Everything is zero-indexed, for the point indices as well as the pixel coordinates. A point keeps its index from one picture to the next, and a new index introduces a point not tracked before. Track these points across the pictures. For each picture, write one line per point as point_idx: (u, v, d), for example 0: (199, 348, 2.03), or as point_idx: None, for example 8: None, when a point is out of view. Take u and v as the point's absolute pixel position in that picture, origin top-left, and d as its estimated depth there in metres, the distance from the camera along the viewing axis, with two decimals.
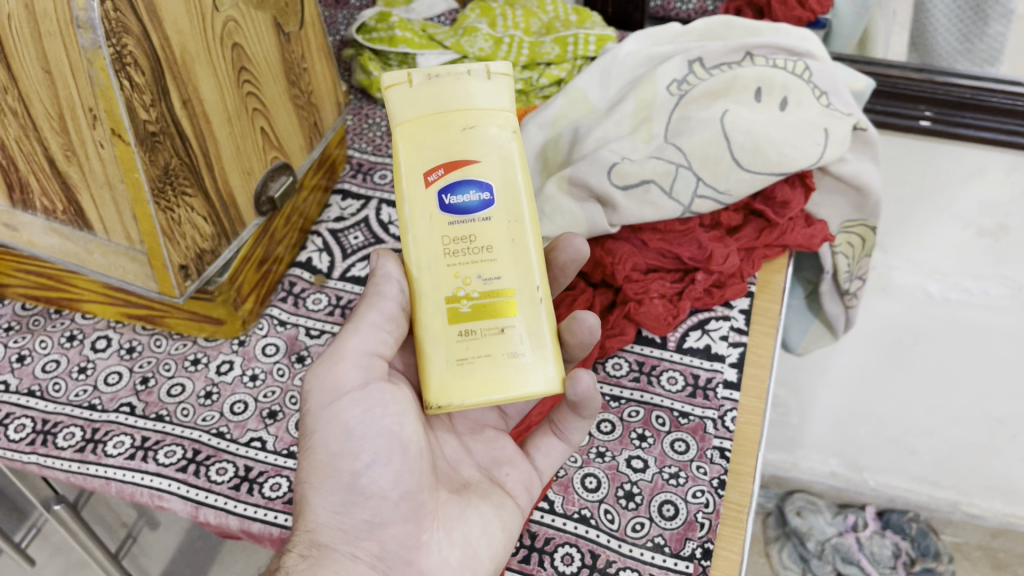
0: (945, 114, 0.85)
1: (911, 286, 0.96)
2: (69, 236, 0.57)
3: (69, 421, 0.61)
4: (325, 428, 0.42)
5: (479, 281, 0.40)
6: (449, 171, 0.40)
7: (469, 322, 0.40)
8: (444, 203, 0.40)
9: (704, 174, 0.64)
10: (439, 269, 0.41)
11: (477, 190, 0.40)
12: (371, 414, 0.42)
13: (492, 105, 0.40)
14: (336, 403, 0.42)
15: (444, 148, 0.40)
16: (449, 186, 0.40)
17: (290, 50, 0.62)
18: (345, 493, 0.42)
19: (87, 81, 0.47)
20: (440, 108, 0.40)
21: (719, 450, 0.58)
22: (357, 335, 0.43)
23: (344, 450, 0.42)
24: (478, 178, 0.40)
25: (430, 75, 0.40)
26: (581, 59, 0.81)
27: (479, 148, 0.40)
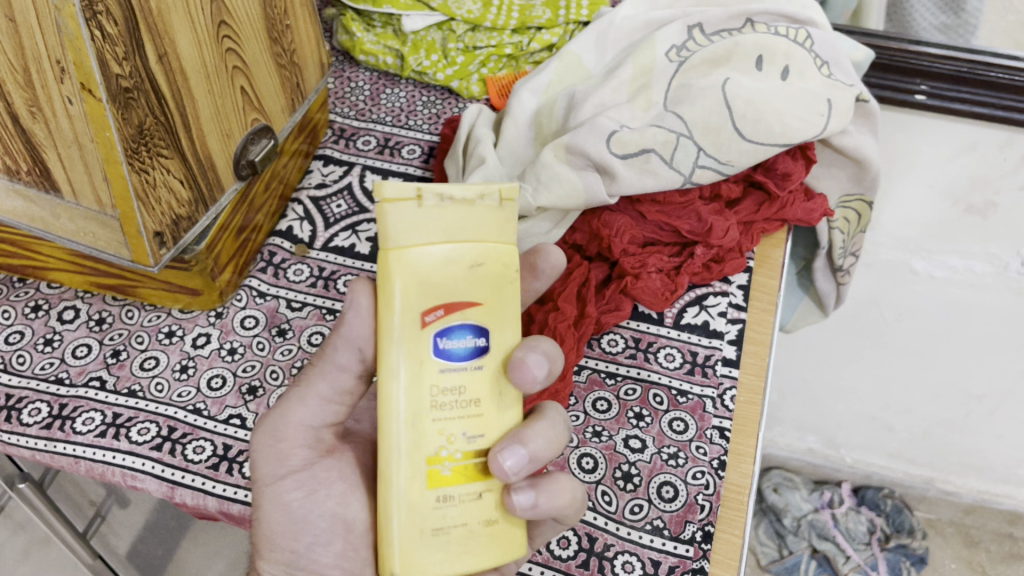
0: (939, 88, 0.78)
1: (894, 262, 0.92)
2: (34, 199, 0.53)
3: (35, 397, 0.57)
4: (269, 507, 0.42)
5: (462, 439, 0.35)
6: (446, 314, 0.34)
7: (449, 487, 0.35)
8: (437, 347, 0.34)
9: (705, 144, 0.61)
10: (414, 428, 0.34)
11: (470, 336, 0.35)
12: (312, 497, 0.41)
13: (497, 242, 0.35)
14: (279, 483, 0.42)
15: (446, 287, 0.34)
16: (447, 328, 0.34)
17: (273, 5, 0.58)
18: (289, 561, 0.42)
19: (55, 29, 0.44)
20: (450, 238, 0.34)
21: (719, 430, 0.56)
22: (303, 407, 0.41)
23: (289, 529, 0.42)
24: (476, 320, 0.35)
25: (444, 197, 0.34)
26: (573, 24, 0.77)
27: (483, 288, 0.35)
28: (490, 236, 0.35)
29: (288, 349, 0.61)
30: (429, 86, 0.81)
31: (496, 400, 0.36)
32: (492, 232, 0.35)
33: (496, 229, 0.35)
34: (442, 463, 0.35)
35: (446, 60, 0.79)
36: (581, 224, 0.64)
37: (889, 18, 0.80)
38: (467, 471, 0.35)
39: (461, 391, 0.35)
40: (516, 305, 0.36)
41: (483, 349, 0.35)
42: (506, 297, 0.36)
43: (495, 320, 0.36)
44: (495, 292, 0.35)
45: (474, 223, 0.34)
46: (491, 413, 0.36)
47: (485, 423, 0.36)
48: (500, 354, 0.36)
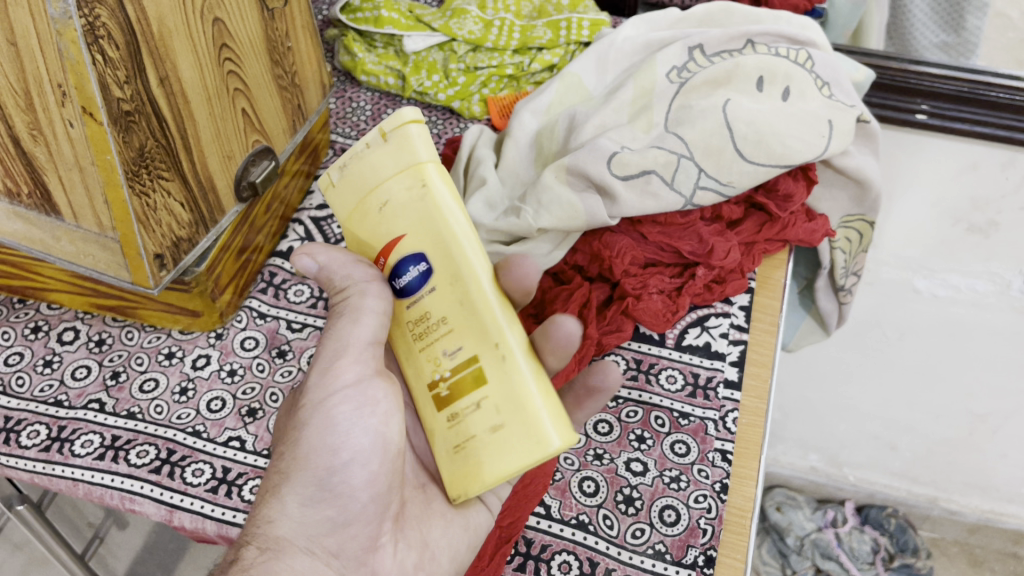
0: (941, 108, 0.80)
1: (897, 281, 0.92)
2: (34, 222, 0.53)
3: (33, 419, 0.57)
4: (313, 421, 0.40)
5: (446, 358, 0.38)
6: (387, 258, 0.39)
7: (452, 405, 0.38)
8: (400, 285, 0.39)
9: (706, 165, 0.61)
10: (417, 357, 0.39)
11: (413, 268, 0.39)
12: (361, 412, 0.41)
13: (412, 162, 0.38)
14: (328, 399, 0.40)
15: (377, 235, 0.39)
16: (396, 268, 0.39)
17: (274, 28, 0.59)
18: (316, 488, 0.40)
19: (56, 55, 0.44)
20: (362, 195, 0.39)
21: (721, 452, 0.56)
22: (355, 325, 0.39)
23: (326, 444, 0.40)
24: (410, 251, 0.39)
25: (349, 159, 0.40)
26: (574, 45, 0.78)
27: (401, 221, 0.38)
28: (387, 167, 0.38)
29: (287, 371, 0.61)
30: (430, 107, 0.81)
31: (464, 311, 0.38)
32: (386, 163, 0.38)
33: (387, 157, 0.38)
34: (441, 386, 0.38)
35: (447, 81, 0.78)
36: (581, 244, 0.64)
37: (888, 37, 0.82)
38: (471, 375, 0.37)
39: (432, 317, 0.39)
40: (446, 223, 0.38)
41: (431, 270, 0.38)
42: (423, 218, 0.38)
43: (427, 235, 0.38)
44: (414, 221, 0.38)
45: (369, 170, 0.39)
46: (467, 323, 0.38)
47: (460, 335, 0.38)
48: (451, 268, 0.38)
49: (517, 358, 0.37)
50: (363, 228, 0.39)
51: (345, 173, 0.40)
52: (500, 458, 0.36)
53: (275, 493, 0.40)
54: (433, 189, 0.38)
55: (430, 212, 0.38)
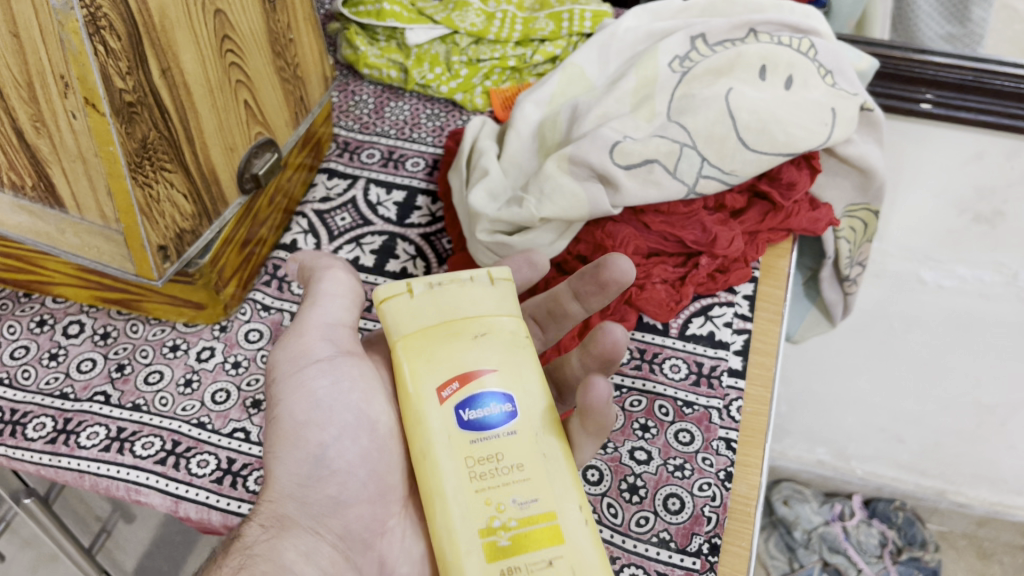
0: (946, 97, 0.79)
1: (904, 272, 0.94)
2: (38, 214, 0.54)
3: (40, 411, 0.57)
4: (289, 394, 0.41)
5: (513, 506, 0.35)
6: (464, 385, 0.38)
7: (511, 557, 0.35)
8: (463, 418, 0.37)
9: (709, 154, 0.61)
10: (468, 496, 0.36)
11: (493, 405, 0.37)
12: (338, 386, 0.41)
13: (498, 312, 0.41)
14: (302, 371, 0.41)
15: (457, 361, 0.38)
16: (466, 400, 0.37)
17: (276, 20, 0.59)
18: (311, 466, 0.39)
19: (58, 45, 0.44)
20: (446, 317, 0.40)
21: (726, 441, 0.56)
22: (316, 306, 0.42)
23: (310, 418, 0.40)
24: (493, 389, 0.38)
25: (432, 285, 0.41)
26: (576, 36, 0.78)
27: (491, 359, 0.39)
28: (483, 309, 0.40)
29: None
30: (433, 100, 0.81)
31: (544, 466, 0.37)
32: (486, 305, 0.41)
33: (487, 298, 0.41)
34: (501, 531, 0.35)
35: (450, 73, 0.79)
36: (585, 235, 0.64)
37: (893, 28, 0.81)
38: (542, 531, 0.35)
39: (501, 459, 0.36)
40: (536, 378, 0.39)
41: (516, 412, 0.38)
42: (518, 360, 0.39)
43: (518, 385, 0.38)
44: (509, 362, 0.39)
45: (467, 302, 0.41)
46: (541, 473, 0.37)
47: (536, 486, 0.36)
48: (537, 426, 0.38)
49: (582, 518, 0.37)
50: (432, 344, 0.39)
51: (434, 293, 0.41)
52: None
53: (275, 471, 0.40)
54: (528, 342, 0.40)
55: (526, 364, 0.39)
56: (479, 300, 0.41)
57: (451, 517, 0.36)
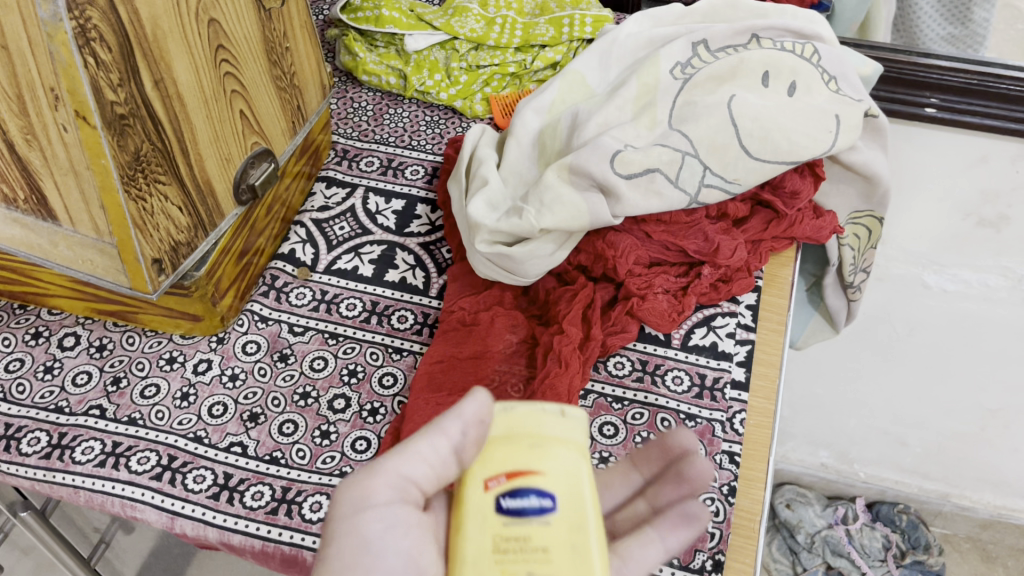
0: (950, 101, 0.79)
1: (908, 277, 0.91)
2: (31, 227, 0.53)
3: (34, 426, 0.57)
4: (341, 531, 0.30)
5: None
6: (511, 479, 0.31)
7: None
8: (502, 507, 0.31)
9: (711, 163, 0.60)
10: (484, 565, 0.30)
11: (535, 496, 0.31)
12: (395, 533, 0.31)
13: (566, 437, 0.33)
14: (364, 513, 0.30)
15: (500, 463, 0.32)
16: (512, 492, 0.31)
17: (272, 28, 0.58)
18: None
19: (48, 57, 0.43)
20: (510, 434, 0.33)
21: (729, 454, 0.55)
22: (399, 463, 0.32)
23: (358, 564, 0.30)
24: (536, 485, 0.31)
25: (506, 413, 0.33)
26: (576, 42, 0.77)
27: (546, 462, 0.31)
28: (554, 433, 0.32)
29: (290, 374, 0.60)
30: (431, 107, 0.80)
31: (574, 555, 0.30)
32: (558, 428, 0.33)
33: (559, 428, 0.33)
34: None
35: (449, 81, 0.78)
36: (586, 244, 0.63)
37: (896, 30, 0.80)
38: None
39: (529, 543, 0.30)
40: (592, 504, 0.31)
41: (551, 509, 0.31)
42: (572, 481, 0.31)
43: (570, 495, 0.31)
44: (562, 476, 0.31)
45: (532, 424, 0.33)
46: (569, 568, 0.30)
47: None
48: (578, 513, 0.31)
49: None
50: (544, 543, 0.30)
51: (517, 434, 0.33)
52: None
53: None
54: (590, 470, 0.32)
55: (584, 485, 0.31)
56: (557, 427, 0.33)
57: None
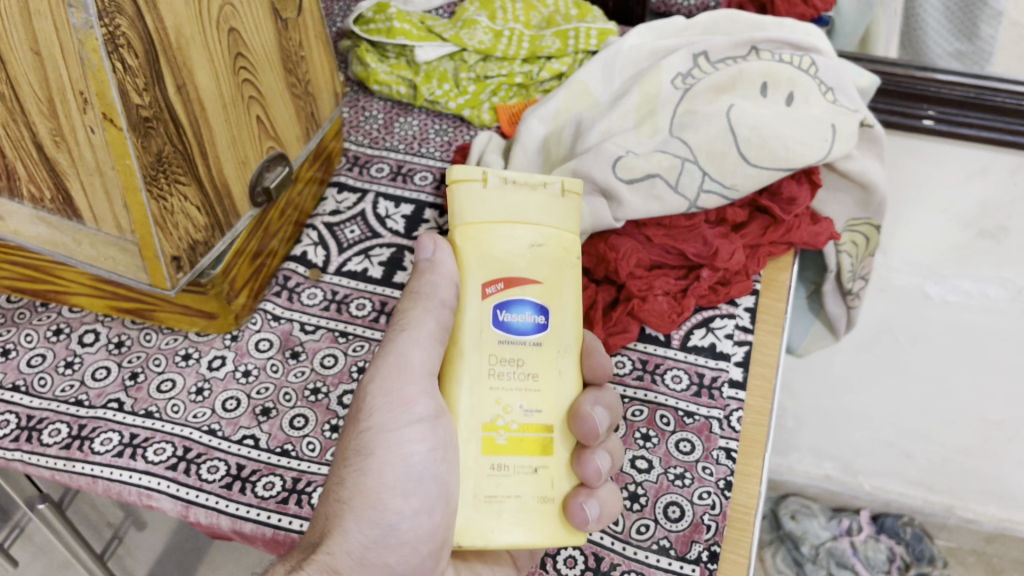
0: (947, 113, 0.80)
1: (909, 288, 0.92)
2: (56, 225, 0.55)
3: (55, 417, 0.59)
4: (380, 452, 0.42)
5: (518, 411, 0.41)
6: (508, 286, 0.41)
7: (504, 456, 0.40)
8: (497, 317, 0.41)
9: (710, 169, 0.62)
10: (483, 390, 0.41)
11: (529, 313, 0.42)
12: (433, 454, 0.41)
13: (555, 230, 0.43)
14: (401, 430, 0.41)
15: (505, 265, 0.41)
16: (505, 301, 0.41)
17: (288, 38, 0.61)
18: (379, 531, 0.41)
19: (78, 62, 0.46)
20: (505, 222, 0.42)
21: (725, 451, 0.57)
22: (418, 349, 0.42)
23: (396, 484, 0.41)
24: (532, 300, 0.42)
25: (505, 182, 0.42)
26: (582, 53, 0.79)
27: (537, 270, 0.42)
28: (546, 225, 0.42)
29: (301, 371, 0.62)
30: (441, 115, 0.82)
31: (554, 380, 0.42)
32: (551, 219, 0.43)
33: (552, 219, 0.43)
34: (502, 432, 0.41)
35: (458, 89, 0.81)
36: (588, 247, 0.65)
37: (902, 45, 0.82)
38: (541, 438, 0.41)
39: (521, 362, 0.41)
40: (572, 291, 0.43)
41: (546, 326, 0.42)
42: (555, 283, 0.42)
43: (552, 301, 0.42)
44: (550, 278, 0.42)
45: (534, 213, 0.42)
46: (548, 398, 0.42)
47: (541, 394, 0.42)
48: (558, 312, 0.42)
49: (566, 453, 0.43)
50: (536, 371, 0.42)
51: (505, 202, 0.42)
52: (526, 520, 0.40)
53: (343, 527, 0.41)
54: (571, 274, 0.43)
55: (561, 293, 0.43)
56: (546, 223, 0.42)
57: (469, 389, 0.41)
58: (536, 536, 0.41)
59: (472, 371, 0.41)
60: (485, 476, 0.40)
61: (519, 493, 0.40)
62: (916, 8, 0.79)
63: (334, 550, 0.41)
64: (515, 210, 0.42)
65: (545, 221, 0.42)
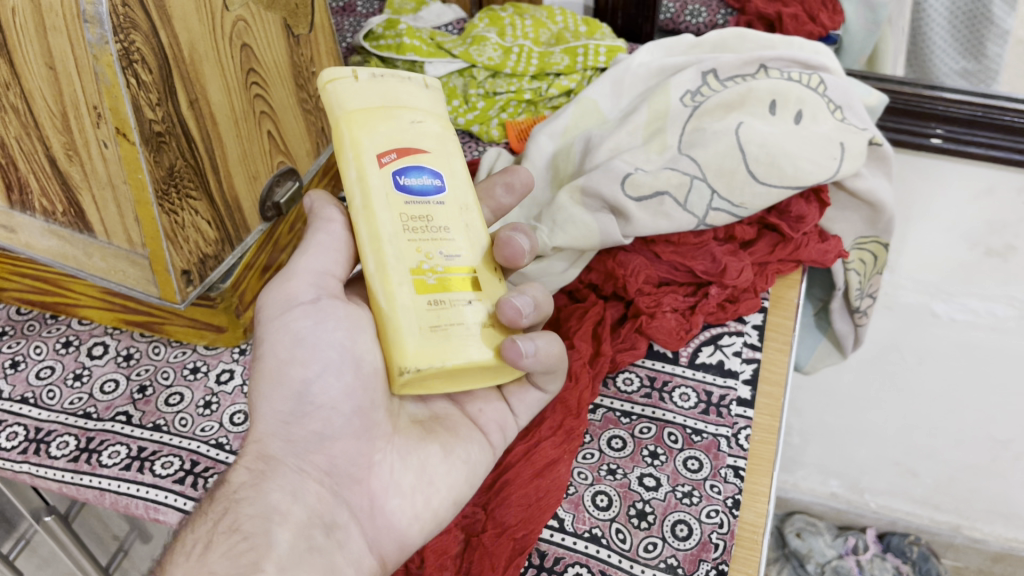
0: (955, 132, 0.81)
1: (915, 305, 0.93)
2: (68, 239, 0.56)
3: (63, 430, 0.59)
4: (274, 336, 0.43)
5: (439, 257, 0.41)
6: (403, 155, 0.41)
7: (438, 293, 0.40)
8: (399, 183, 0.41)
9: (719, 186, 0.62)
10: (402, 244, 0.40)
11: (429, 176, 0.42)
12: (321, 326, 0.43)
13: (432, 110, 0.43)
14: (288, 314, 0.43)
15: (397, 136, 0.41)
16: (404, 168, 0.41)
17: (299, 53, 0.61)
18: (295, 403, 0.43)
19: (94, 80, 0.46)
20: (387, 103, 0.42)
21: (734, 469, 0.56)
22: (306, 256, 0.44)
23: (294, 357, 0.43)
24: (429, 164, 0.42)
25: (376, 75, 0.42)
26: (590, 70, 0.80)
27: (426, 140, 0.42)
28: (422, 104, 0.43)
29: None
30: None
31: (467, 234, 0.42)
32: (422, 99, 0.43)
33: (427, 100, 0.43)
34: (430, 274, 0.40)
35: (467, 106, 0.81)
36: (597, 263, 0.66)
37: (909, 64, 0.81)
38: (467, 279, 0.41)
39: (430, 220, 0.41)
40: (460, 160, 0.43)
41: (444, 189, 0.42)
42: (447, 152, 0.43)
43: (447, 165, 0.42)
44: (439, 146, 0.42)
45: (405, 95, 0.43)
46: (465, 246, 0.42)
47: (458, 244, 0.41)
48: (455, 175, 0.43)
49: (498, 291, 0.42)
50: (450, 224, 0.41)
51: (378, 86, 0.42)
52: (480, 349, 0.40)
53: (259, 409, 0.43)
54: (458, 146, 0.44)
55: (455, 160, 0.43)
56: (422, 102, 0.43)
57: (388, 242, 0.40)
58: (494, 360, 0.40)
59: (384, 227, 0.40)
60: (429, 312, 0.39)
61: (463, 324, 0.40)
62: (925, 26, 0.79)
63: (259, 434, 0.43)
64: (391, 93, 0.42)
65: (421, 102, 0.43)
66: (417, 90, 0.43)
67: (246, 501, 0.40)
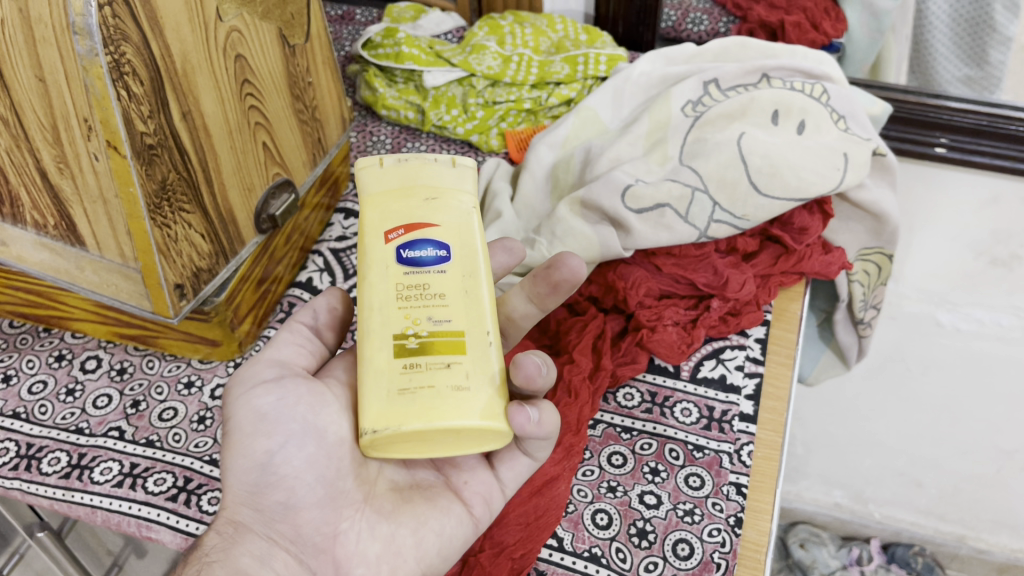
0: (960, 141, 0.80)
1: (920, 315, 0.91)
2: (59, 252, 0.55)
3: (55, 446, 0.58)
4: (239, 412, 0.40)
5: (428, 323, 0.37)
6: (410, 230, 0.39)
7: (416, 356, 0.37)
8: (401, 256, 0.39)
9: (720, 198, 0.61)
10: (390, 311, 0.38)
11: (434, 248, 0.39)
12: (284, 403, 0.39)
13: (458, 187, 0.41)
14: (253, 391, 0.40)
15: (410, 212, 0.39)
16: (408, 242, 0.39)
17: (295, 63, 0.60)
18: (258, 473, 0.39)
19: (83, 90, 0.45)
20: (408, 183, 0.40)
21: (736, 486, 0.55)
22: (272, 348, 0.42)
23: (257, 430, 0.39)
24: (437, 237, 0.39)
25: (401, 159, 0.41)
26: (591, 79, 0.79)
27: (443, 215, 0.40)
28: (447, 182, 0.41)
29: None
30: (449, 141, 0.82)
31: (467, 302, 0.38)
32: (449, 179, 0.41)
33: (454, 179, 0.41)
34: (411, 338, 0.37)
35: (466, 115, 0.80)
36: (597, 276, 0.65)
37: (911, 71, 0.81)
38: (454, 343, 0.37)
39: (427, 289, 0.38)
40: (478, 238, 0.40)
41: (449, 258, 0.39)
42: (462, 224, 0.40)
43: (460, 239, 0.39)
44: (455, 223, 0.40)
45: (430, 176, 0.41)
46: (461, 311, 0.38)
47: (452, 311, 0.38)
48: (468, 248, 0.40)
49: (494, 354, 0.38)
50: (446, 290, 0.38)
51: (403, 167, 0.41)
52: (446, 409, 0.35)
53: (227, 475, 0.40)
54: (480, 223, 0.41)
55: (471, 233, 0.40)
56: (449, 180, 0.41)
57: (376, 310, 0.38)
58: (461, 421, 0.35)
59: (378, 296, 0.38)
60: (402, 373, 0.36)
61: (432, 385, 0.36)
62: (925, 36, 0.79)
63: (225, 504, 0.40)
64: (416, 173, 0.41)
65: (447, 179, 0.41)
66: (445, 168, 0.41)
67: (217, 564, 0.37)
